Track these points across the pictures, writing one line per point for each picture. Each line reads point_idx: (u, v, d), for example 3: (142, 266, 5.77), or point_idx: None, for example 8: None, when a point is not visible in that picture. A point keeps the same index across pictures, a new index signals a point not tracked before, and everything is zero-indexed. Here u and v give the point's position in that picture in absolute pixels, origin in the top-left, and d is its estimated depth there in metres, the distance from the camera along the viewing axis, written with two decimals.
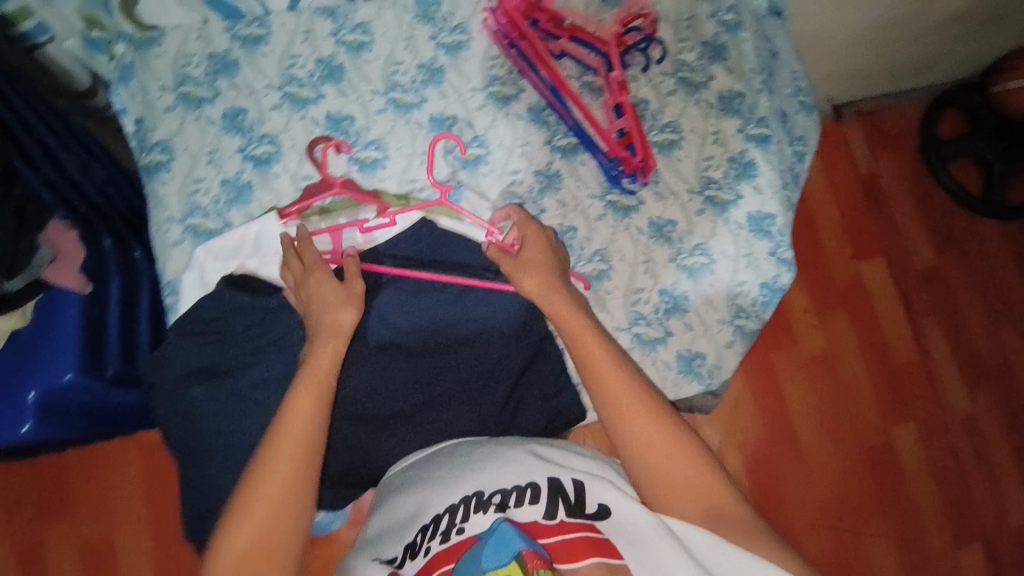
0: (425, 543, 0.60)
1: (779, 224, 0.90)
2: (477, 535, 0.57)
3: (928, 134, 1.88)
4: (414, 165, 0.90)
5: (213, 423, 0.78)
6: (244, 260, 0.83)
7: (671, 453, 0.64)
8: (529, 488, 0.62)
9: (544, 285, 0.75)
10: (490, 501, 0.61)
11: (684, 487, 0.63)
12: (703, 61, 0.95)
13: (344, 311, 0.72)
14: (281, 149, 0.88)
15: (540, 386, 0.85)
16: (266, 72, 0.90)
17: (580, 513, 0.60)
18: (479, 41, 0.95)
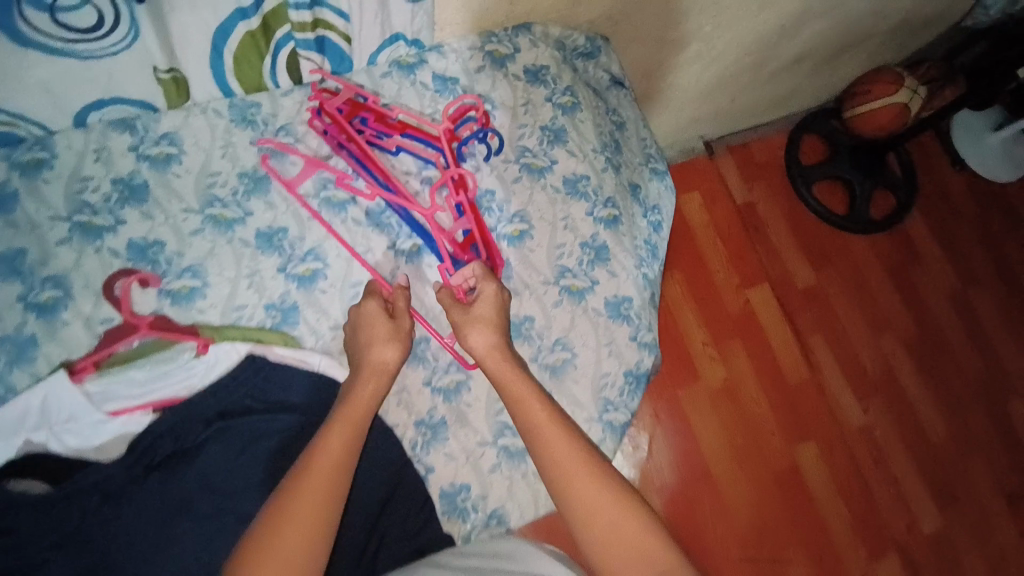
0: None
1: (636, 307, 0.89)
2: None
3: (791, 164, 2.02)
4: (240, 289, 0.81)
5: None
6: (30, 433, 0.71)
7: (621, 520, 0.65)
8: None
9: (493, 350, 0.76)
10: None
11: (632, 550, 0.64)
12: (544, 146, 0.94)
13: (390, 348, 0.75)
14: (71, 292, 0.76)
15: (402, 524, 0.75)
16: (51, 202, 0.79)
17: None
18: (307, 144, 0.88)
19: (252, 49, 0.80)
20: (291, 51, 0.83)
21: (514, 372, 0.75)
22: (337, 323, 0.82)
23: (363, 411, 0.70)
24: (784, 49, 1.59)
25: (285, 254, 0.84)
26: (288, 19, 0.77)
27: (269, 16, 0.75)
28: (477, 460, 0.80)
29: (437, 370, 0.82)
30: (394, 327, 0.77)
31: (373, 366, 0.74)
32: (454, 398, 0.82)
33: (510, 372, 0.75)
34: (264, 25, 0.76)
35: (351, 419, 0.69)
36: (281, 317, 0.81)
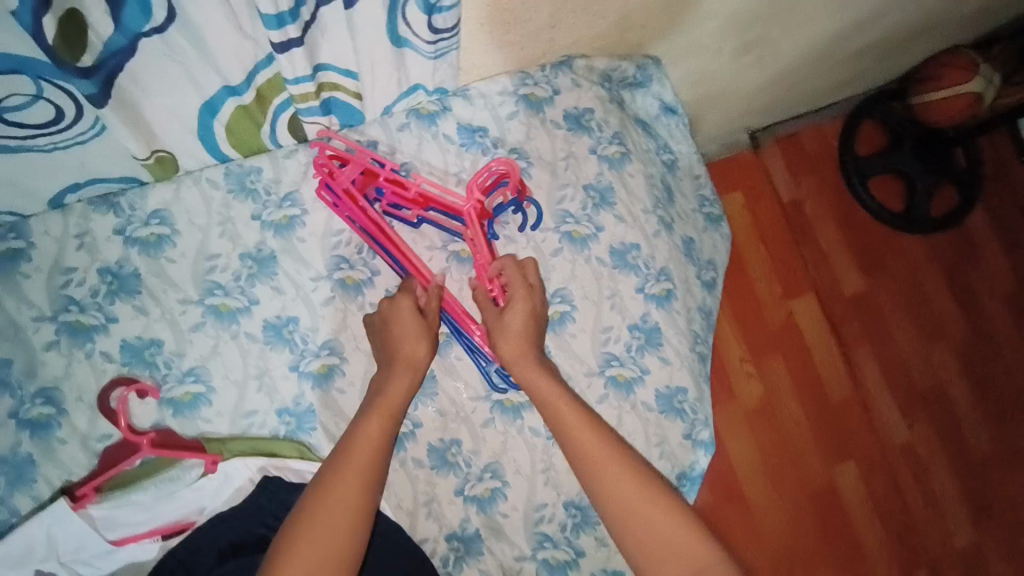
0: None
1: (691, 399, 0.80)
2: None
3: (845, 160, 1.83)
4: (249, 392, 0.73)
5: None
6: (38, 566, 0.65)
7: (659, 521, 0.60)
8: None
9: (524, 351, 0.69)
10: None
11: (671, 550, 0.59)
12: (588, 210, 0.81)
13: (421, 345, 0.69)
14: (64, 406, 0.69)
15: None
16: (34, 299, 0.70)
17: None
18: (317, 215, 0.77)
19: (247, 119, 0.70)
20: (292, 117, 0.72)
21: (546, 377, 0.68)
22: None
23: (394, 414, 0.66)
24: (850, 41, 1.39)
25: (296, 348, 0.75)
26: (287, 89, 0.66)
27: (262, 87, 0.65)
28: (514, 575, 0.74)
29: (470, 477, 0.74)
30: (425, 324, 0.69)
31: (403, 361, 0.68)
32: (488, 509, 0.74)
33: (542, 380, 0.68)
34: (259, 96, 0.66)
35: (378, 422, 0.65)
36: (298, 423, 0.73)
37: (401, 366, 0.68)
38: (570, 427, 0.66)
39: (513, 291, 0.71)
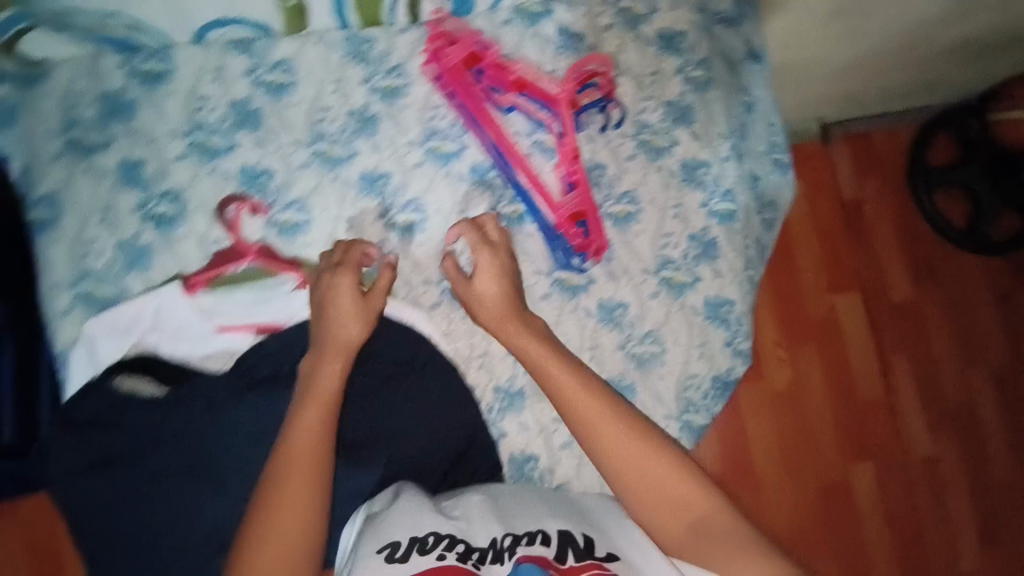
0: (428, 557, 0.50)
1: (737, 312, 0.83)
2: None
3: (917, 166, 1.73)
4: (340, 230, 0.81)
5: (92, 525, 0.65)
6: (142, 336, 0.75)
7: (655, 475, 0.57)
8: (538, 533, 0.52)
9: (506, 316, 0.70)
10: (503, 548, 0.51)
11: (671, 506, 0.55)
12: (667, 124, 0.85)
13: (355, 323, 0.66)
14: (186, 210, 0.77)
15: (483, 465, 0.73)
16: (169, 115, 0.78)
17: (590, 555, 0.50)
18: (418, 88, 0.84)
19: None
20: None
21: (533, 343, 0.67)
22: (429, 279, 0.81)
23: (330, 399, 0.60)
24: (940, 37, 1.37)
25: (386, 200, 0.82)
26: None
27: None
28: (549, 433, 0.80)
29: None
30: (364, 303, 0.68)
31: (336, 345, 0.65)
32: None
33: (514, 330, 0.69)
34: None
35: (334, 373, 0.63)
36: None
37: (335, 349, 0.64)
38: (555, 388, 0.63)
39: (478, 261, 0.73)
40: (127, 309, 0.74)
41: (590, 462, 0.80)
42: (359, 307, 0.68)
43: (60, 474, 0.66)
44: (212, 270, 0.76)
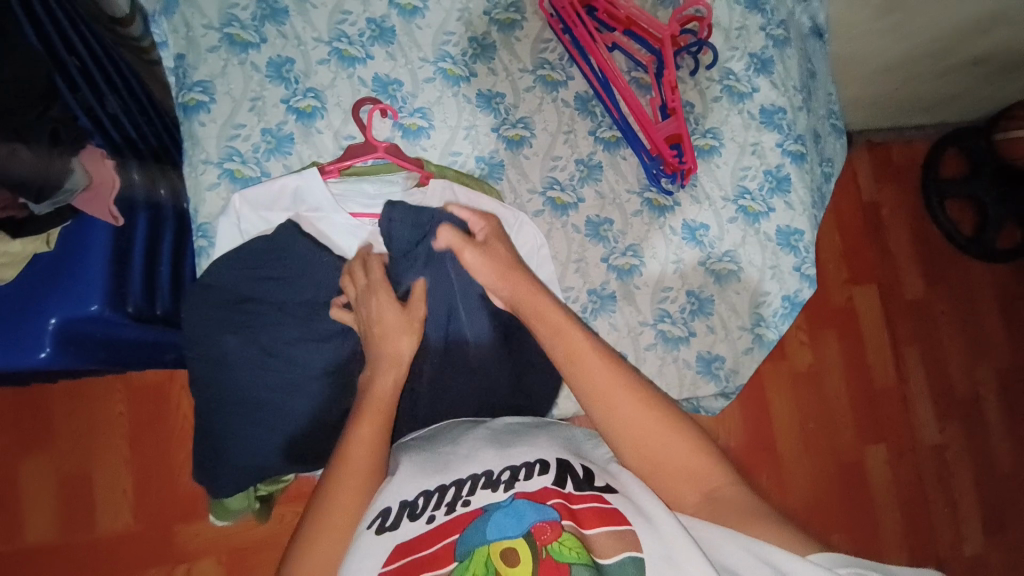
0: (428, 511, 0.55)
1: (806, 241, 0.93)
2: (483, 508, 0.53)
3: (926, 180, 1.81)
4: (458, 138, 0.89)
5: (239, 374, 0.75)
6: (283, 213, 0.80)
7: (668, 444, 0.58)
8: (536, 463, 0.57)
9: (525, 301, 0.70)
10: (499, 480, 0.56)
11: (684, 472, 0.58)
12: (749, 72, 0.97)
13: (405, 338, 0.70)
14: (327, 106, 0.85)
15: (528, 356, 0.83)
16: (316, 25, 0.87)
17: (588, 484, 0.55)
18: (533, 23, 0.94)
19: None
20: None
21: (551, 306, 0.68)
22: (535, 188, 0.89)
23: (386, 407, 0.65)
24: None
25: (500, 116, 0.90)
26: None
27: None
28: (636, 334, 0.88)
29: (615, 251, 0.89)
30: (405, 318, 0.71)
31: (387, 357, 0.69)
32: (626, 278, 0.89)
33: (538, 305, 0.68)
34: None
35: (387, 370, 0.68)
36: (489, 170, 0.89)
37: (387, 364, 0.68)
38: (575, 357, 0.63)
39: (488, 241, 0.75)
40: (266, 188, 0.78)
41: (672, 363, 0.88)
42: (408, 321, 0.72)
43: (200, 333, 0.76)
44: (345, 162, 0.79)
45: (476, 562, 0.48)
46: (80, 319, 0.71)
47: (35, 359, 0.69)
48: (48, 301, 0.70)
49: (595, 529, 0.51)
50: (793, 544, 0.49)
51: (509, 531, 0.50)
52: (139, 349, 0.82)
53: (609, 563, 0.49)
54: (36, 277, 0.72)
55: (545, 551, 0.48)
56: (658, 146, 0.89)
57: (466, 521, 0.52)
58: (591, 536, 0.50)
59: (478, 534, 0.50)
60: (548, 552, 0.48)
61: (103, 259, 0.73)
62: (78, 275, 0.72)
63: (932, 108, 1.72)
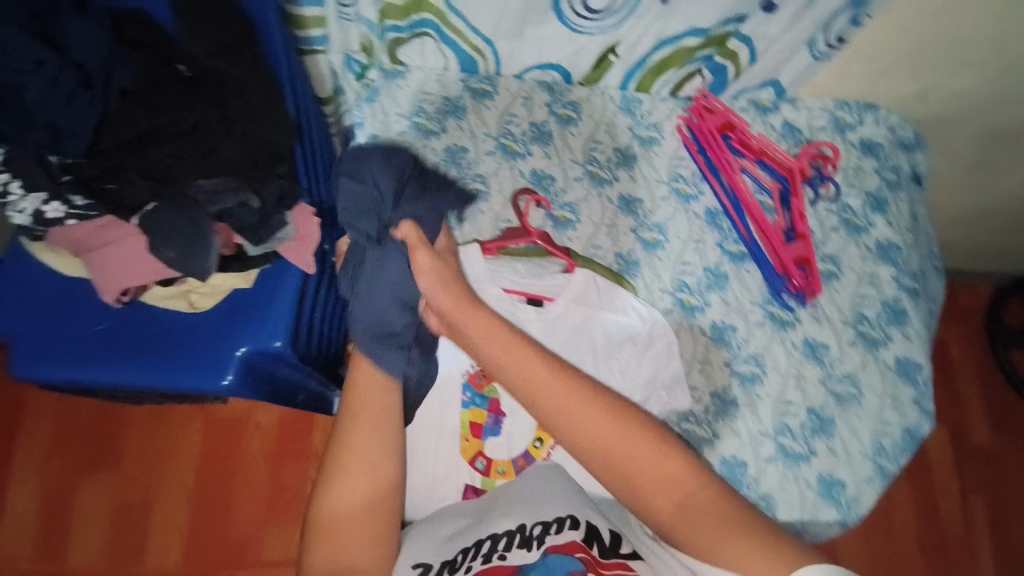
0: (466, 563, 0.61)
1: (924, 375, 0.95)
2: (516, 566, 0.59)
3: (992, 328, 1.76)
4: (601, 233, 0.96)
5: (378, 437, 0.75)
6: None
7: (633, 455, 0.57)
8: (568, 521, 0.62)
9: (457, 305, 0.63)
10: (533, 536, 0.61)
11: (653, 484, 0.56)
12: (866, 209, 1.04)
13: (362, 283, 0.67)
14: (488, 192, 0.94)
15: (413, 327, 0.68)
16: (486, 122, 0.98)
17: (613, 552, 0.59)
18: (670, 142, 1.04)
19: (653, 74, 1.01)
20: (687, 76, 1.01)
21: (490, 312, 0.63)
22: (667, 289, 0.94)
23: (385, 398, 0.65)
24: None
25: (639, 218, 0.98)
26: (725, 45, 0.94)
27: (712, 36, 0.91)
28: (758, 444, 0.89)
29: (738, 357, 0.92)
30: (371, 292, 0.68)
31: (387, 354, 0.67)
32: (748, 386, 0.91)
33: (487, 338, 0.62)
34: (707, 44, 0.93)
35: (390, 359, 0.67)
36: (627, 266, 0.95)
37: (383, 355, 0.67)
38: (518, 381, 0.61)
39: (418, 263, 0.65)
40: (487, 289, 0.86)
41: (792, 479, 0.88)
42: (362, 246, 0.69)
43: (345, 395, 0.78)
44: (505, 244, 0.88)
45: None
46: (261, 353, 0.76)
47: (217, 385, 0.73)
48: (238, 332, 0.75)
49: None
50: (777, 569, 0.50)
51: None
52: (290, 387, 0.85)
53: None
54: (229, 308, 0.77)
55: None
56: (785, 266, 0.95)
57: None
58: None
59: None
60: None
61: (290, 302, 0.78)
62: (267, 313, 0.76)
63: (1000, 258, 1.77)
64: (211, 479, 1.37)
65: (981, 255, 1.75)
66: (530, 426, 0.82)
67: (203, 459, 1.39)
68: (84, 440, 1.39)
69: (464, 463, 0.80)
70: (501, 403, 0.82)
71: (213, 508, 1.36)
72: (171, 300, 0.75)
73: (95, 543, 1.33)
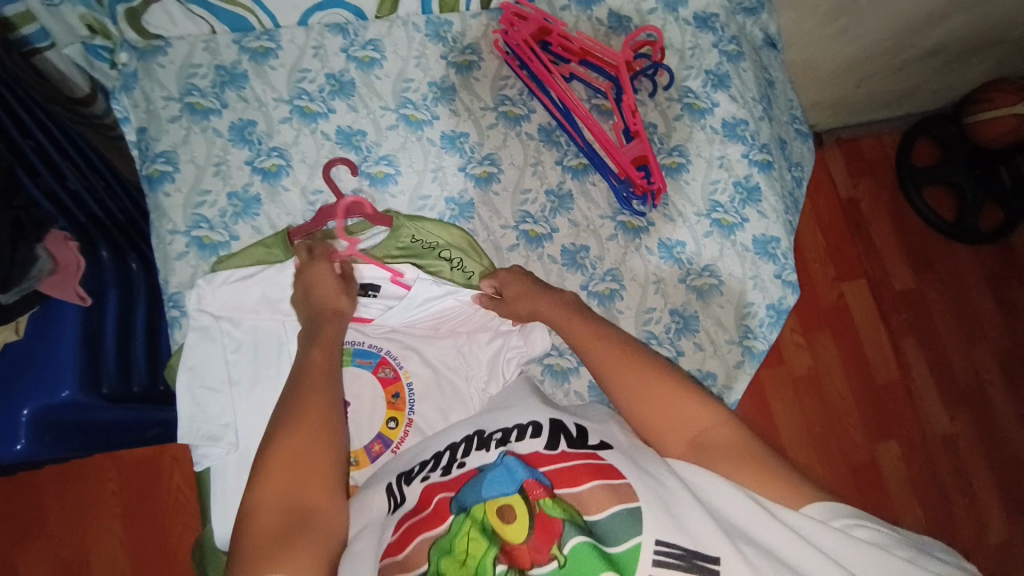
0: (424, 473, 0.57)
1: (783, 247, 0.92)
2: (477, 467, 0.54)
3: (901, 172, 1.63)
4: (426, 181, 0.89)
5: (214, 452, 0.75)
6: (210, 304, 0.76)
7: (657, 392, 0.60)
8: (529, 425, 0.58)
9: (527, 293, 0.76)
10: (491, 438, 0.57)
11: (672, 420, 0.59)
12: (707, 89, 0.97)
13: (341, 299, 0.75)
14: (291, 163, 0.85)
15: None
16: (275, 86, 0.87)
17: (581, 444, 0.55)
18: (490, 62, 0.95)
19: None
20: None
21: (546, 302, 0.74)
22: (508, 223, 0.89)
23: (333, 342, 0.71)
24: (942, 55, 1.41)
25: (466, 155, 0.91)
26: None
27: None
28: None
29: (594, 277, 0.89)
30: (343, 285, 0.76)
31: (327, 311, 0.74)
32: (608, 303, 0.88)
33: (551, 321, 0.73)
34: None
35: (319, 351, 0.69)
36: (460, 211, 0.89)
37: (325, 312, 0.73)
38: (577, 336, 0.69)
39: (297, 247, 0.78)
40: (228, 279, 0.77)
41: None
42: (318, 285, 0.75)
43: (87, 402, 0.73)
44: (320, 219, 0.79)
45: (473, 518, 0.49)
46: (54, 405, 0.71)
47: (10, 452, 0.68)
48: (19, 392, 0.70)
49: (569, 488, 0.51)
50: (790, 502, 0.51)
51: (499, 489, 0.51)
52: (119, 431, 0.82)
53: (599, 520, 0.48)
54: (5, 369, 0.71)
55: (538, 505, 0.49)
56: (621, 169, 0.90)
57: (461, 481, 0.53)
58: (563, 495, 0.50)
59: (474, 492, 0.51)
60: (541, 507, 0.49)
61: (75, 347, 0.74)
62: (49, 365, 0.72)
63: (905, 99, 1.58)
64: (137, 472, 1.26)
65: (879, 105, 1.58)
66: (381, 409, 0.79)
67: (128, 512, 1.24)
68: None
69: None
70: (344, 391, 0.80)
71: (156, 549, 1.23)
72: None
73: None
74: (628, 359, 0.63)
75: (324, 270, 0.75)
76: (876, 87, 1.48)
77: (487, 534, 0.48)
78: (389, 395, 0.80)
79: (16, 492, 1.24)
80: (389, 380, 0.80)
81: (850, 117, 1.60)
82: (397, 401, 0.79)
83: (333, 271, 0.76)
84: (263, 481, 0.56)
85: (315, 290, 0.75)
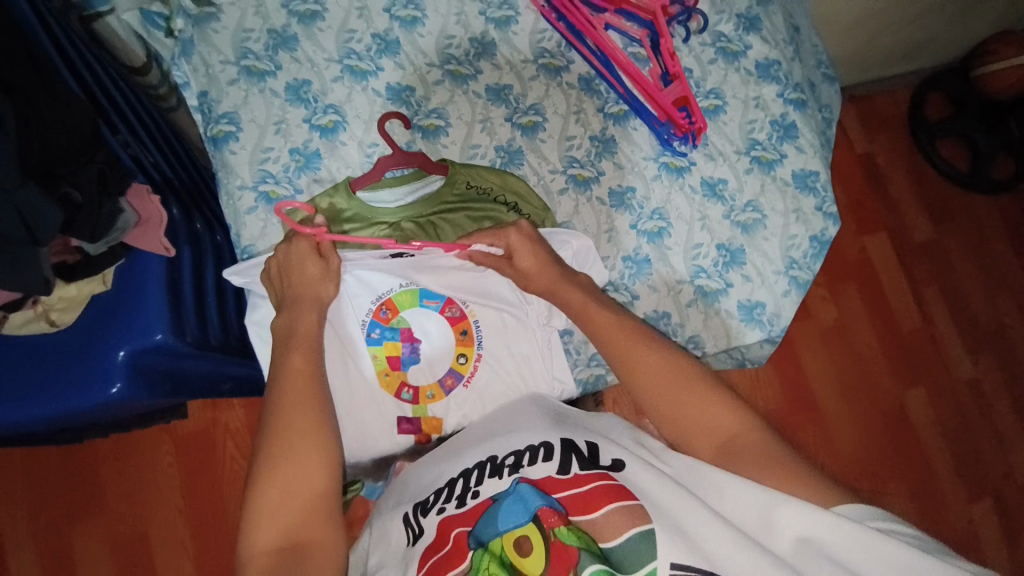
0: (438, 504, 0.60)
1: (822, 180, 0.95)
2: (493, 496, 0.58)
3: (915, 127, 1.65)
4: (475, 131, 0.92)
5: None
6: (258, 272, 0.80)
7: (693, 400, 0.63)
8: (541, 447, 0.61)
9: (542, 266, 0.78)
10: (504, 464, 0.61)
11: (708, 428, 0.61)
12: (740, 32, 1.00)
13: (324, 284, 0.76)
14: (346, 119, 0.88)
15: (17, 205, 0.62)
16: (325, 46, 0.90)
17: (593, 465, 0.58)
18: (527, 17, 0.96)
19: None
20: None
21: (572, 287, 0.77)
22: (556, 169, 0.93)
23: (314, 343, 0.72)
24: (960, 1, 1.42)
25: (511, 105, 0.94)
26: None
27: None
28: (676, 292, 0.92)
29: (642, 216, 0.93)
30: (324, 266, 0.77)
31: (310, 299, 0.75)
32: (657, 240, 0.92)
33: None
34: None
35: (302, 355, 0.71)
36: (509, 158, 0.92)
37: (308, 302, 0.75)
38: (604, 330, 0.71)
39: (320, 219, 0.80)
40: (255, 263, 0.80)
41: (715, 313, 0.92)
42: (300, 278, 0.76)
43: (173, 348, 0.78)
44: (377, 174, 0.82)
45: (491, 553, 0.53)
46: (146, 350, 0.76)
47: (107, 394, 0.74)
48: (114, 337, 0.75)
49: (585, 515, 0.54)
50: (819, 500, 0.53)
51: (513, 521, 0.54)
52: (196, 378, 0.86)
53: (614, 546, 0.52)
54: (95, 315, 0.77)
55: (554, 534, 0.52)
56: (664, 114, 0.92)
57: (478, 512, 0.57)
58: (579, 522, 0.54)
59: (493, 523, 0.55)
60: (557, 535, 0.52)
61: (160, 296, 0.77)
62: (138, 312, 0.76)
63: (921, 50, 1.59)
64: (192, 443, 1.30)
65: (897, 56, 1.59)
66: (450, 345, 0.84)
67: (187, 480, 1.29)
68: (52, 458, 1.27)
69: (390, 398, 0.83)
70: (413, 331, 0.84)
71: (217, 514, 1.28)
72: (33, 324, 0.75)
73: (103, 548, 1.25)
74: (667, 366, 0.65)
75: (306, 256, 0.76)
76: (893, 38, 1.49)
77: (506, 567, 0.51)
78: (457, 333, 0.84)
79: (78, 465, 1.28)
80: (455, 319, 0.84)
81: (868, 70, 1.61)
82: (466, 338, 0.84)
83: (314, 250, 0.76)
84: (255, 524, 0.57)
85: (304, 278, 0.76)
